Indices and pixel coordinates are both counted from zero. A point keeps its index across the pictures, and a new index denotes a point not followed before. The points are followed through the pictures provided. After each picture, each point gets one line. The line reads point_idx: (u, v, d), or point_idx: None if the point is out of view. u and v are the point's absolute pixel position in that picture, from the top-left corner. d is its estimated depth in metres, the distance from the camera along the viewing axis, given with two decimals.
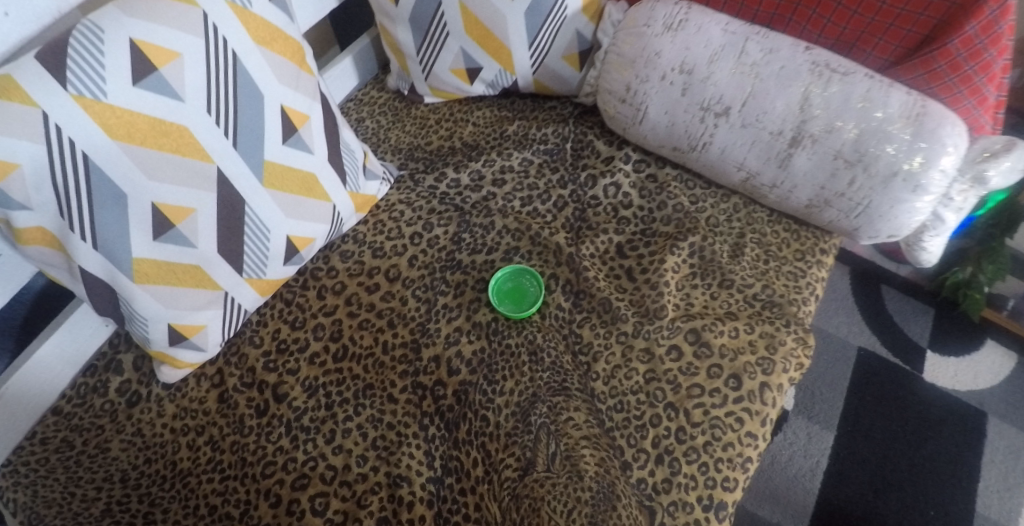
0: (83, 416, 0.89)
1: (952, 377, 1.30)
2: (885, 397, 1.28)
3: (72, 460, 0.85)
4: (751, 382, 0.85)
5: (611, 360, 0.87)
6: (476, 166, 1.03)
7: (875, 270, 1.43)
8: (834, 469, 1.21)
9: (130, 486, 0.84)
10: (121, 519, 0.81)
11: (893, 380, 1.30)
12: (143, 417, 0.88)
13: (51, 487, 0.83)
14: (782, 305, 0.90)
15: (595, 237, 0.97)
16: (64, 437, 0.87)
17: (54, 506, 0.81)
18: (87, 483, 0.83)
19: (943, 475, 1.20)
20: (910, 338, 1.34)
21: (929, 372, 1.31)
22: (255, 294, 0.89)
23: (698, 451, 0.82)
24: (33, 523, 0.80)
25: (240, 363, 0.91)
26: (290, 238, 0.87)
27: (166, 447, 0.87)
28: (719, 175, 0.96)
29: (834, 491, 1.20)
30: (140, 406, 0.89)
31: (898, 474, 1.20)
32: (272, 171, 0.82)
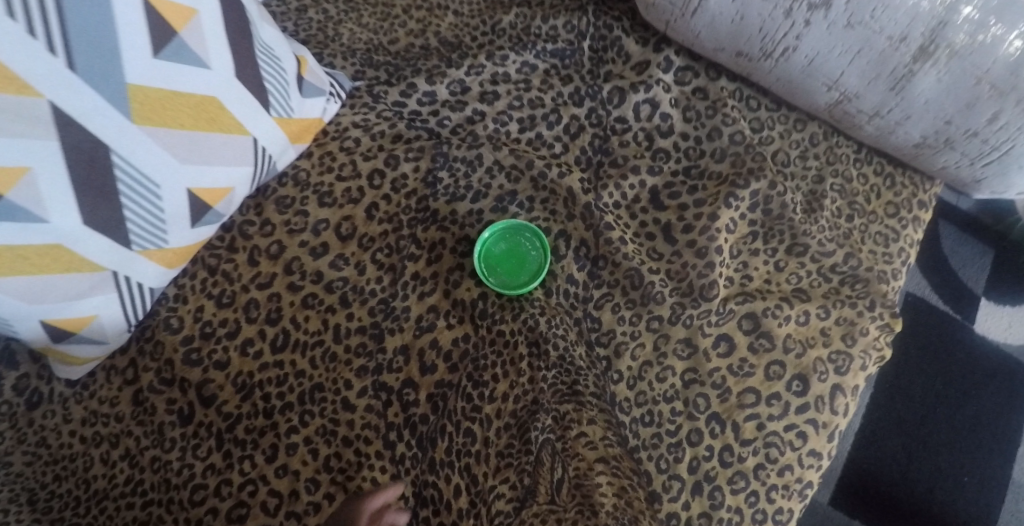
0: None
1: (1004, 328, 1.00)
2: (935, 342, 0.98)
3: None
4: (820, 385, 0.64)
5: (638, 355, 0.66)
6: (458, 75, 0.75)
7: None
8: (868, 430, 0.95)
9: (39, 511, 0.66)
10: None
11: (947, 324, 0.99)
12: (47, 423, 0.68)
13: None
14: (868, 280, 0.68)
15: (621, 180, 0.72)
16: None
17: None
18: None
19: (1001, 443, 0.95)
20: (963, 283, 1.01)
21: (980, 323, 1.00)
22: (159, 266, 0.66)
23: (747, 476, 0.62)
24: None
25: (156, 353, 0.70)
26: (192, 192, 0.62)
27: (78, 462, 0.68)
28: (799, 93, 0.70)
29: (867, 456, 0.94)
30: (42, 410, 0.69)
31: (939, 435, 0.95)
32: (145, 101, 0.56)
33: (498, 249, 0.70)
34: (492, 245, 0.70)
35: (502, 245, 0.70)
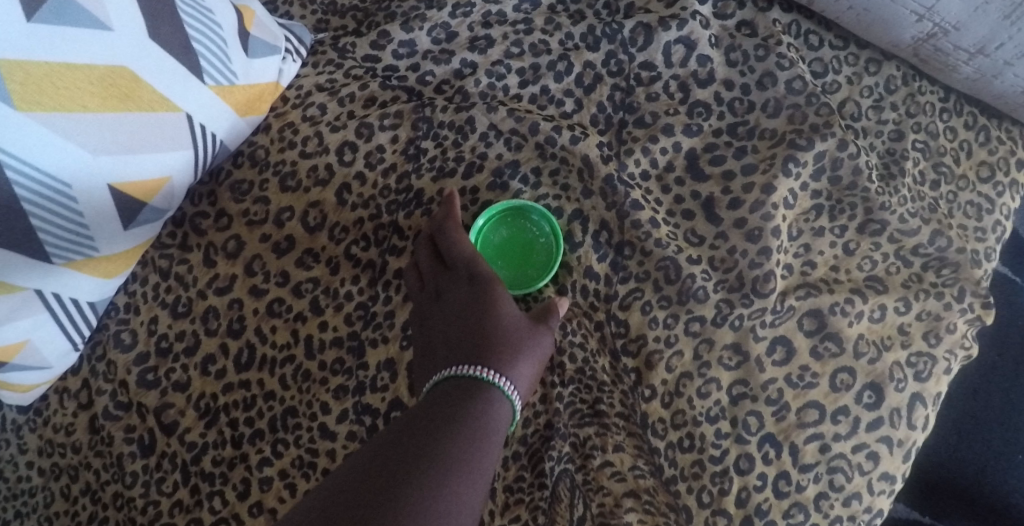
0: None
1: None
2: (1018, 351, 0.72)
3: None
4: (898, 396, 0.52)
5: (675, 365, 0.54)
6: (441, 18, 0.61)
7: None
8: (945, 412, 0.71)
9: None
10: None
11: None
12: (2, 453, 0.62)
13: None
14: (960, 263, 0.54)
15: (649, 144, 0.57)
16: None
17: None
18: None
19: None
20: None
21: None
22: (91, 276, 0.55)
23: (807, 509, 0.51)
24: None
25: (109, 373, 0.60)
26: (113, 187, 0.51)
27: (37, 497, 0.61)
28: (875, 25, 0.54)
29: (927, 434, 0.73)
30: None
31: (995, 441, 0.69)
32: (26, 79, 0.43)
33: (500, 236, 0.58)
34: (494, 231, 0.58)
35: (506, 231, 0.58)
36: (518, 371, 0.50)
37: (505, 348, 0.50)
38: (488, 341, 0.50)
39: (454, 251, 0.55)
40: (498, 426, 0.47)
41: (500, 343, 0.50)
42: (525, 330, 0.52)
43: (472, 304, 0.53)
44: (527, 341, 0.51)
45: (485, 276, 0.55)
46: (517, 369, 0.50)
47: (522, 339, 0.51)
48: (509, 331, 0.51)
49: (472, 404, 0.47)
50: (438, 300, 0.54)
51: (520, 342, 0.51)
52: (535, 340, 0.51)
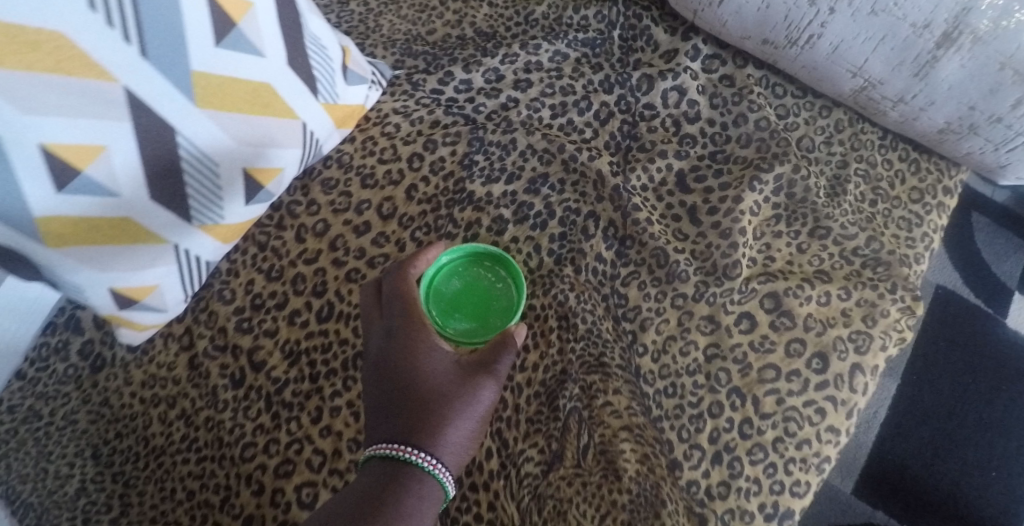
0: (48, 383, 0.77)
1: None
2: (950, 355, 1.12)
3: (42, 432, 0.75)
4: (840, 364, 0.67)
5: (663, 329, 0.69)
6: (492, 64, 0.78)
7: (970, 194, 1.22)
8: (898, 415, 1.10)
9: (103, 463, 0.74)
10: (97, 501, 0.72)
11: (974, 328, 1.14)
12: (110, 385, 0.76)
13: (23, 462, 0.74)
14: (890, 263, 0.69)
15: (648, 163, 0.73)
16: (30, 406, 0.76)
17: (29, 482, 0.73)
18: (59, 459, 0.74)
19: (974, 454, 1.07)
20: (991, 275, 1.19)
21: (1013, 317, 1.17)
22: (216, 242, 0.71)
23: (766, 449, 0.66)
24: (9, 501, 0.73)
25: (210, 321, 0.75)
26: (247, 170, 0.68)
27: (137, 421, 0.75)
28: (822, 80, 0.71)
29: (891, 445, 1.08)
30: (105, 373, 0.77)
31: (926, 442, 1.07)
32: (207, 85, 0.61)
33: (453, 287, 0.69)
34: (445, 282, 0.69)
35: (460, 284, 0.69)
36: (444, 441, 0.56)
37: (441, 412, 0.57)
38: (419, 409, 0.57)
39: (400, 307, 0.63)
40: (424, 503, 0.54)
41: (437, 408, 0.57)
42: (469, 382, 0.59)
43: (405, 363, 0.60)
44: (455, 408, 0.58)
45: (422, 335, 0.61)
46: (456, 425, 0.57)
47: (463, 393, 0.58)
48: (448, 389, 0.58)
49: (407, 472, 0.54)
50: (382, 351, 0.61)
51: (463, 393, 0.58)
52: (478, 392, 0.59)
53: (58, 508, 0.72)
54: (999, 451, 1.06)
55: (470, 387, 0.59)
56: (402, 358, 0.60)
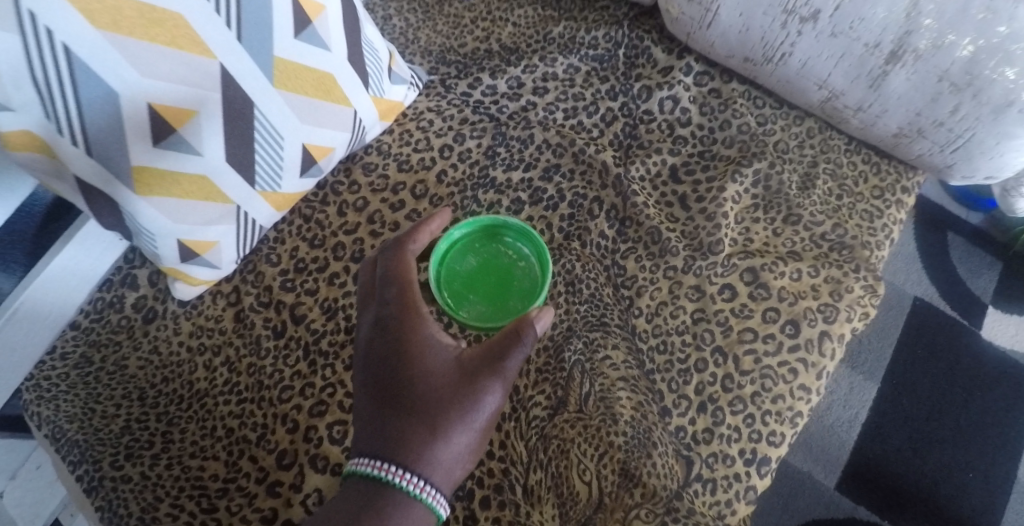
0: (102, 332, 0.85)
1: (1010, 337, 1.23)
2: (925, 363, 1.20)
3: (92, 377, 0.83)
4: (810, 330, 0.77)
5: (656, 296, 0.79)
6: (515, 72, 0.89)
7: (945, 213, 1.32)
8: (880, 418, 1.17)
9: (148, 404, 0.82)
10: (140, 438, 0.80)
11: (950, 338, 1.22)
12: (160, 335, 0.85)
13: (73, 402, 0.81)
14: (853, 247, 0.80)
15: (646, 158, 0.85)
16: (83, 352, 0.84)
17: (76, 421, 0.80)
18: (106, 400, 0.82)
19: (945, 455, 1.15)
20: (970, 290, 1.26)
21: (989, 329, 1.24)
22: (271, 209, 0.80)
23: (745, 401, 0.75)
24: (57, 437, 0.79)
25: (256, 281, 0.84)
26: (306, 147, 0.78)
27: (183, 367, 0.83)
28: (795, 93, 0.83)
29: (873, 447, 1.16)
30: (156, 323, 0.85)
31: (903, 443, 1.16)
32: (283, 69, 0.71)
33: (470, 266, 0.77)
34: (462, 261, 0.78)
35: (480, 264, 0.78)
36: (436, 450, 0.61)
37: (435, 422, 0.62)
38: (413, 419, 0.62)
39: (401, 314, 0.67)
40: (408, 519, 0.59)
41: (431, 419, 0.62)
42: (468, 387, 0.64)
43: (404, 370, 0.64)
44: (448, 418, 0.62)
45: (420, 341, 0.66)
46: (449, 436, 0.62)
47: (460, 402, 0.62)
48: (444, 399, 0.63)
49: (393, 489, 0.59)
50: (377, 361, 0.65)
51: (460, 402, 0.62)
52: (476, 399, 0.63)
53: (103, 444, 0.79)
54: (967, 453, 1.15)
55: (467, 396, 0.63)
56: (396, 373, 0.64)
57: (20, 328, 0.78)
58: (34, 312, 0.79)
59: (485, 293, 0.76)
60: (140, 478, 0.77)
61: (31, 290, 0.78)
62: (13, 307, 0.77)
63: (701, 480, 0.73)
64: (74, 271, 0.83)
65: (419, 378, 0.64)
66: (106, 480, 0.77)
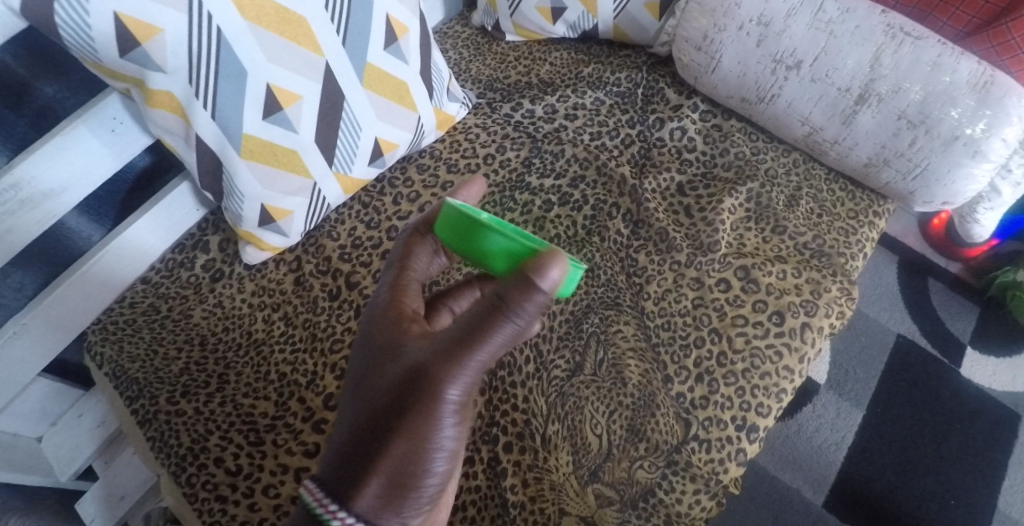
0: (170, 286, 0.97)
1: (988, 376, 1.35)
2: (908, 396, 1.31)
3: (157, 323, 0.94)
4: (793, 320, 0.89)
5: (662, 284, 0.93)
6: (551, 100, 1.06)
7: (923, 262, 1.46)
8: (866, 442, 1.26)
9: (208, 349, 0.92)
10: (196, 377, 0.90)
11: (930, 374, 1.34)
12: (224, 291, 0.96)
13: (136, 344, 0.92)
14: (831, 255, 0.94)
15: (658, 174, 1.01)
16: (151, 302, 0.96)
17: (137, 361, 0.91)
18: (169, 344, 0.92)
19: (928, 481, 1.23)
20: (948, 331, 1.39)
21: (968, 367, 1.35)
22: (339, 191, 0.95)
23: (738, 375, 0.86)
24: (117, 374, 0.90)
25: (317, 252, 0.97)
26: (377, 141, 0.93)
27: (243, 319, 0.94)
28: (782, 128, 1.00)
29: (860, 467, 1.24)
30: (222, 282, 0.97)
31: (887, 466, 1.24)
32: (371, 73, 0.88)
33: None
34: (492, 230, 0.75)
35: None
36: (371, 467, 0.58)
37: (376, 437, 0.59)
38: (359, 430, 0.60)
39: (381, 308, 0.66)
40: None
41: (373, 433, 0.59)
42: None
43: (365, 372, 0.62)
44: (386, 434, 0.58)
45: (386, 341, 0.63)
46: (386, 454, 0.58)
47: (407, 416, 0.58)
48: (386, 414, 0.59)
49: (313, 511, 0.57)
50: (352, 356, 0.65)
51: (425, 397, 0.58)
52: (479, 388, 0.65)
53: (163, 381, 0.89)
54: (947, 481, 1.23)
55: (408, 410, 0.58)
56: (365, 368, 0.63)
57: (100, 271, 0.90)
58: (114, 261, 0.91)
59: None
60: (194, 413, 0.87)
61: (108, 250, 0.90)
62: (84, 269, 0.88)
63: (698, 440, 0.83)
64: (156, 231, 0.95)
65: (388, 374, 0.60)
66: (160, 415, 0.87)
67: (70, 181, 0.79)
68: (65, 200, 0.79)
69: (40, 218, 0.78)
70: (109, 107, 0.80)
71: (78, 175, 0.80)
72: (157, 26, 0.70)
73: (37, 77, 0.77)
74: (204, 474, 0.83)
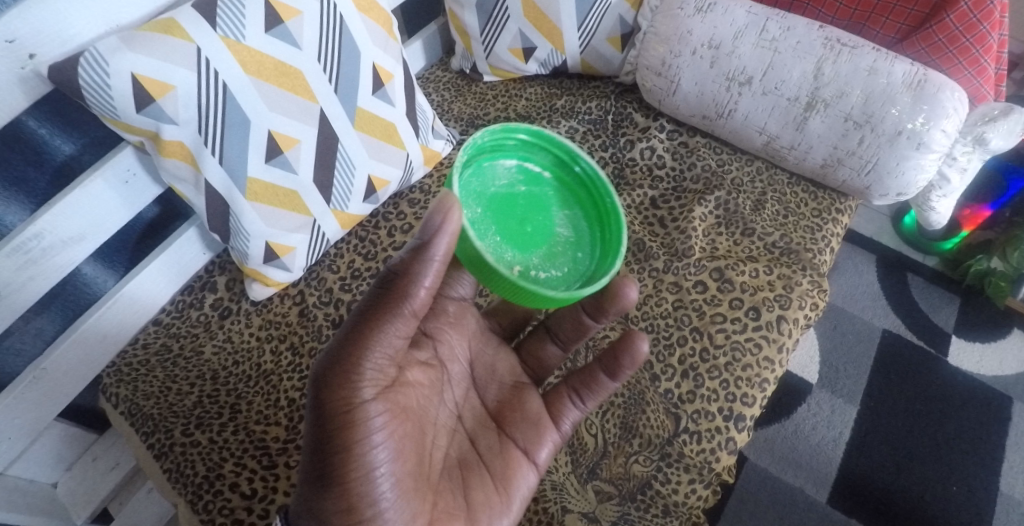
0: (181, 326, 1.03)
1: (976, 362, 1.39)
2: (900, 389, 1.35)
3: (169, 362, 1.00)
4: (768, 314, 0.94)
5: (644, 289, 0.99)
6: None
7: (902, 259, 1.52)
8: (863, 436, 1.29)
9: (219, 382, 0.98)
10: (210, 408, 0.95)
11: (919, 365, 1.38)
12: (233, 327, 1.03)
13: (151, 383, 0.98)
14: (798, 251, 1.00)
15: (632, 191, 1.08)
16: (163, 343, 1.02)
17: (152, 398, 0.96)
18: (182, 379, 0.98)
19: (928, 470, 1.26)
20: (933, 323, 1.44)
21: (956, 355, 1.40)
22: (337, 226, 1.02)
23: (721, 369, 0.91)
24: (135, 412, 0.95)
25: (319, 285, 1.04)
26: (370, 178, 1.01)
27: (252, 352, 1.01)
28: (743, 139, 1.08)
29: (859, 462, 1.27)
30: (230, 319, 1.03)
31: (887, 459, 1.27)
32: (362, 116, 0.97)
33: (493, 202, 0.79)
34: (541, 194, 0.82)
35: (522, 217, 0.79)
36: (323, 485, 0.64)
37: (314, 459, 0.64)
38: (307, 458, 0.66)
39: None
40: None
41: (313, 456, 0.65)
42: (555, 408, 0.84)
43: None
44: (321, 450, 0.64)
45: None
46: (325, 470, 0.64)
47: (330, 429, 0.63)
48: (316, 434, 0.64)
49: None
50: None
51: (337, 382, 0.64)
52: (553, 425, 0.83)
53: (177, 414, 0.94)
54: (946, 469, 1.26)
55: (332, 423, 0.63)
56: None
57: (116, 314, 0.97)
58: (127, 306, 0.98)
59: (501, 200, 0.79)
60: (208, 442, 0.91)
61: (120, 297, 0.96)
62: (95, 316, 0.94)
63: (688, 432, 0.88)
64: (167, 274, 1.02)
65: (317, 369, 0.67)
66: (176, 446, 0.91)
67: (84, 231, 0.87)
68: (80, 248, 0.87)
69: (58, 266, 0.86)
70: (123, 160, 0.88)
71: (93, 225, 0.87)
72: (169, 84, 0.79)
73: (54, 137, 0.85)
74: (220, 500, 0.87)
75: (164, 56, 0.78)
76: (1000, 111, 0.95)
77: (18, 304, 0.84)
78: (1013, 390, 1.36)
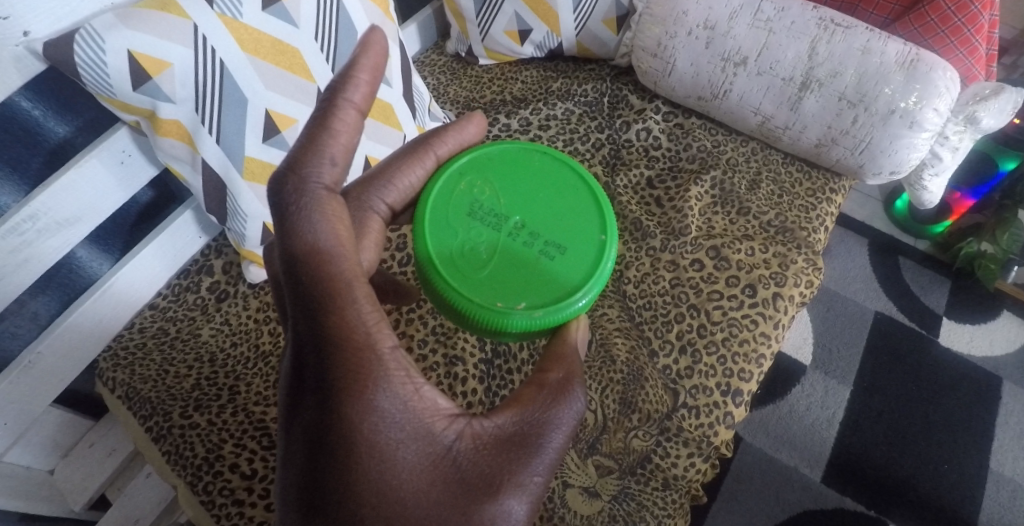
0: (178, 309, 1.03)
1: (966, 342, 1.41)
2: (892, 369, 1.37)
3: (167, 344, 1.00)
4: (764, 291, 0.94)
5: (641, 268, 0.99)
6: (524, 113, 1.12)
7: (893, 242, 1.54)
8: (857, 416, 1.31)
9: (218, 364, 0.98)
10: (208, 390, 0.95)
11: (911, 346, 1.40)
12: (231, 310, 1.03)
13: (147, 366, 0.97)
14: (793, 230, 1.02)
15: (629, 171, 1.09)
16: (160, 326, 1.02)
17: (150, 381, 0.95)
18: (180, 362, 0.98)
19: (920, 448, 1.28)
20: (924, 305, 1.46)
21: (947, 336, 1.42)
22: None
23: (718, 345, 0.92)
24: (133, 396, 0.95)
25: None
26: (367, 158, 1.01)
27: (250, 333, 1.01)
28: (737, 120, 1.09)
29: (852, 440, 1.28)
30: (227, 302, 1.04)
31: (880, 438, 1.29)
32: None
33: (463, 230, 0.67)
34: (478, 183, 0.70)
35: (480, 188, 0.68)
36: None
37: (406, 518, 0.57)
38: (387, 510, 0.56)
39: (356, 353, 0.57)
40: None
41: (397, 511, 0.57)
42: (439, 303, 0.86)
43: (371, 436, 0.57)
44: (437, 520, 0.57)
45: (401, 400, 0.58)
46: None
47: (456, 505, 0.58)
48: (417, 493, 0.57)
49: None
50: (349, 403, 0.57)
51: (490, 491, 0.58)
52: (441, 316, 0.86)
53: (176, 397, 0.94)
54: (938, 448, 1.29)
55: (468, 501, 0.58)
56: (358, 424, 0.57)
57: (113, 297, 0.96)
58: (125, 289, 0.97)
59: (535, 220, 0.67)
60: (208, 423, 0.91)
61: (118, 280, 0.95)
62: (93, 299, 0.93)
63: (687, 407, 0.90)
64: (164, 257, 1.01)
65: (394, 468, 0.57)
66: (175, 428, 0.91)
67: (80, 212, 0.86)
68: (76, 229, 0.87)
69: (57, 247, 0.86)
70: (119, 141, 0.87)
71: (89, 206, 0.87)
72: (166, 61, 0.78)
73: (48, 118, 0.84)
74: (220, 480, 0.87)
75: (161, 33, 0.78)
76: (991, 90, 0.96)
77: (14, 287, 0.83)
78: (1001, 370, 1.39)
